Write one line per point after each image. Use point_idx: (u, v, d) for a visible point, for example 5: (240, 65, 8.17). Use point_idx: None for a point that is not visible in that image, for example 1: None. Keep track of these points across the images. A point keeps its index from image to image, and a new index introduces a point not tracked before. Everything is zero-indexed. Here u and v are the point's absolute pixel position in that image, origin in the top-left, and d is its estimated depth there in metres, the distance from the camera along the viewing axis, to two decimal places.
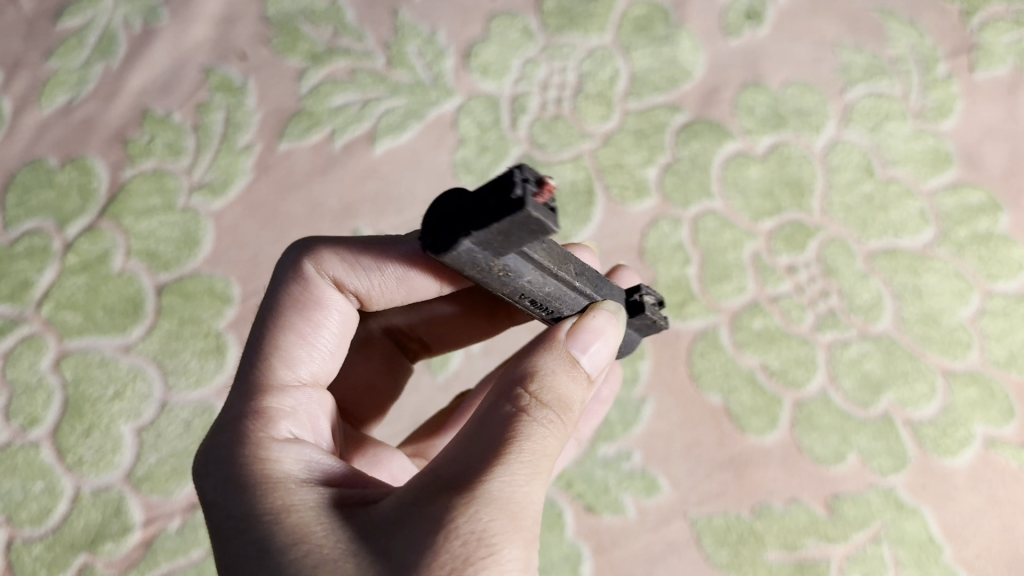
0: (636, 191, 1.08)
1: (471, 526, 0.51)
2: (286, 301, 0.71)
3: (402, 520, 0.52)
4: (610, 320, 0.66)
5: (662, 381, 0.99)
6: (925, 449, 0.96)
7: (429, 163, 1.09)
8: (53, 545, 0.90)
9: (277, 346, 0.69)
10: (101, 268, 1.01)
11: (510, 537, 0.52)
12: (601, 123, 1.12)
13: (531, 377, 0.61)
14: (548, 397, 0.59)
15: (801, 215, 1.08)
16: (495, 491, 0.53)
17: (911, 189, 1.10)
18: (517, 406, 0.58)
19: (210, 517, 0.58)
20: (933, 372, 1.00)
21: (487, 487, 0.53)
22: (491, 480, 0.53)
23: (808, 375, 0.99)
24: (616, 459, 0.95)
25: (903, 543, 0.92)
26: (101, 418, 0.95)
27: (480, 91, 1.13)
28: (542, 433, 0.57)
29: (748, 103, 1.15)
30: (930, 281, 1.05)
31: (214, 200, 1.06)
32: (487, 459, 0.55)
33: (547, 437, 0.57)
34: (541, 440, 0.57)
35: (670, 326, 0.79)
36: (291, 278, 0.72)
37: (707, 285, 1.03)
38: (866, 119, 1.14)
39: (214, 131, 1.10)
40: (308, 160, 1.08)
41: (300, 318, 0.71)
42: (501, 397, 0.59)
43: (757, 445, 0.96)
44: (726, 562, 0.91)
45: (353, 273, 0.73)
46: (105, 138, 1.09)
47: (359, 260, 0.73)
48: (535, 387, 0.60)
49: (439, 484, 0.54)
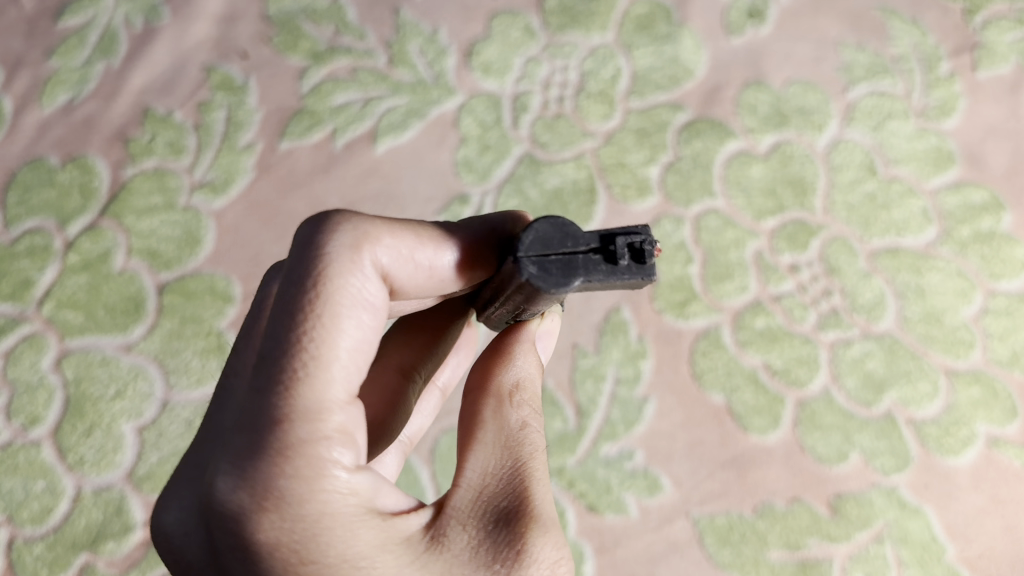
0: (638, 190, 1.08)
1: (553, 554, 0.56)
2: (325, 281, 0.54)
3: (487, 548, 0.55)
4: (554, 323, 0.75)
5: (664, 380, 0.98)
6: (927, 448, 0.96)
7: (430, 162, 1.09)
8: (54, 544, 0.90)
9: (328, 357, 0.52)
10: (103, 267, 1.01)
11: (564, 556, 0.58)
12: (603, 122, 1.12)
13: (520, 384, 0.66)
14: (534, 402, 0.66)
15: (803, 213, 1.08)
16: (548, 512, 0.59)
17: (914, 188, 1.10)
18: (520, 415, 0.65)
19: (281, 561, 0.50)
20: (936, 371, 1.00)
21: (542, 510, 0.58)
22: (541, 501, 0.59)
23: (810, 374, 0.99)
24: (618, 458, 0.94)
25: (906, 543, 0.92)
26: (103, 417, 0.95)
27: (482, 90, 1.13)
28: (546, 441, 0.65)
29: (751, 101, 1.15)
30: (932, 280, 1.05)
31: (215, 199, 1.05)
32: (523, 476, 0.60)
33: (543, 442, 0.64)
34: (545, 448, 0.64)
35: None
36: (343, 259, 0.55)
37: (710, 284, 1.03)
38: (868, 118, 1.14)
39: (215, 130, 1.09)
40: (309, 159, 1.08)
41: (334, 313, 0.53)
42: (503, 404, 0.64)
43: (760, 444, 0.96)
44: (728, 562, 0.91)
45: (395, 257, 0.59)
46: (106, 137, 1.09)
47: (416, 250, 0.61)
48: (525, 392, 0.66)
49: (499, 507, 0.58)
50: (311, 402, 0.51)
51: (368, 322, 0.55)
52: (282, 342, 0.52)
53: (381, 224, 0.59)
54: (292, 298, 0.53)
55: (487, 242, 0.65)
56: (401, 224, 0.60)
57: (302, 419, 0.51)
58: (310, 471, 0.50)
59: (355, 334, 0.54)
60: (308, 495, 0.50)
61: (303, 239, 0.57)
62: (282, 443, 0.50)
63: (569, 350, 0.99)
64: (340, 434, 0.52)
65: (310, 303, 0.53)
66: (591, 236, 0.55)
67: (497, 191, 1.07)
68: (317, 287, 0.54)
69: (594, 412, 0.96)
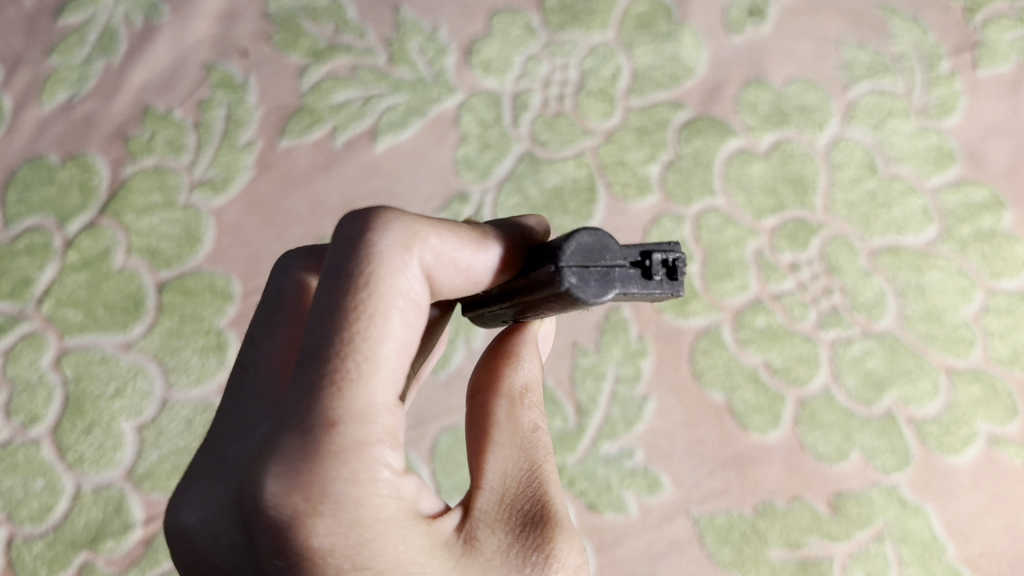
0: (638, 188, 1.08)
1: (575, 560, 0.59)
2: (375, 282, 0.52)
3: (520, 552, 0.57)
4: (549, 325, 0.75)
5: (664, 378, 0.98)
6: (928, 446, 0.96)
7: (430, 160, 1.09)
8: (54, 542, 0.90)
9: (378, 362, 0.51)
10: (102, 265, 1.01)
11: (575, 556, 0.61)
12: (604, 121, 1.12)
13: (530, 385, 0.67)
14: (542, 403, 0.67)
15: (804, 212, 1.07)
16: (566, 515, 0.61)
17: (914, 186, 1.10)
18: (533, 417, 0.65)
19: (332, 567, 0.50)
20: (936, 370, 1.00)
21: (562, 513, 0.60)
22: (559, 503, 0.61)
23: (810, 372, 0.99)
24: (617, 456, 0.94)
25: (906, 542, 0.92)
26: (102, 415, 0.95)
27: (482, 88, 1.13)
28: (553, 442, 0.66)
29: (751, 100, 1.14)
30: (933, 279, 1.05)
31: (215, 197, 1.05)
32: (541, 479, 0.62)
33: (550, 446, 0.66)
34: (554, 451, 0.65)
35: None
36: (390, 258, 0.53)
37: (710, 282, 1.03)
38: (869, 116, 1.14)
39: (215, 128, 1.09)
40: (309, 158, 1.08)
41: (381, 312, 0.52)
42: (517, 404, 0.65)
43: (760, 443, 0.96)
44: (728, 560, 0.91)
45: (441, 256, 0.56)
46: (106, 135, 1.08)
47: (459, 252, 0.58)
48: (535, 393, 0.67)
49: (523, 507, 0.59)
50: (368, 409, 0.50)
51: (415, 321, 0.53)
52: (334, 349, 0.50)
53: (427, 223, 0.56)
54: (340, 301, 0.51)
55: (521, 246, 0.62)
56: (445, 224, 0.57)
57: (362, 426, 0.49)
58: (365, 477, 0.49)
59: (403, 334, 0.52)
60: (362, 502, 0.50)
61: (346, 236, 0.54)
62: (339, 446, 0.49)
63: (569, 349, 0.98)
64: (391, 440, 0.51)
65: (358, 305, 0.51)
66: (629, 250, 0.55)
67: (497, 189, 1.07)
68: (366, 289, 0.52)
69: (594, 411, 0.96)
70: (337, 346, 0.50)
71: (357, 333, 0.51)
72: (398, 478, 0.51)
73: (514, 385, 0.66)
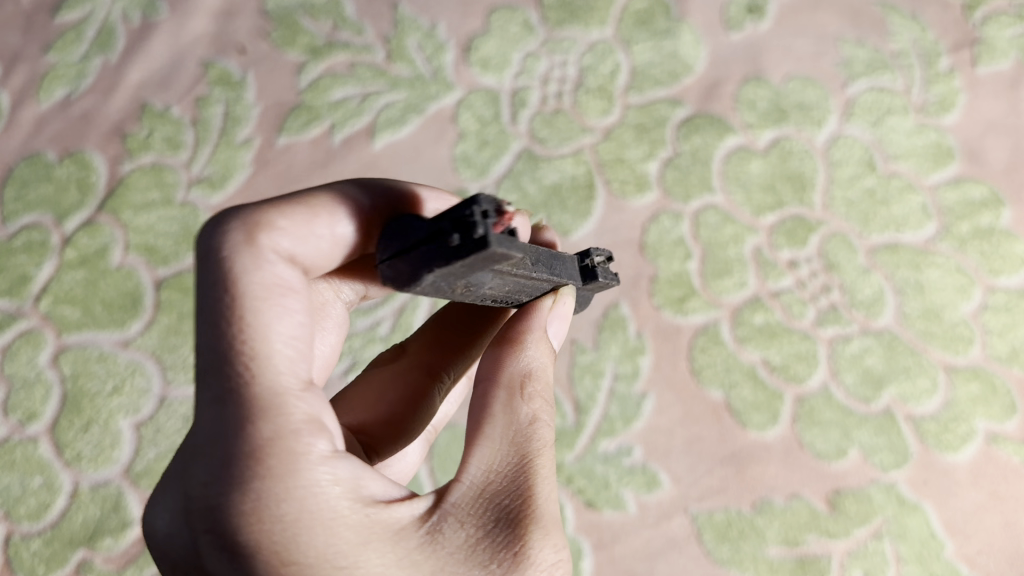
0: (637, 185, 1.08)
1: (556, 556, 0.55)
2: (240, 284, 0.53)
3: (484, 544, 0.54)
4: (568, 304, 0.70)
5: (662, 376, 0.98)
6: (926, 444, 0.96)
7: (429, 157, 1.09)
8: (51, 540, 0.89)
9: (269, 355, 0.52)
10: (100, 262, 1.01)
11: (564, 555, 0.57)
12: (602, 118, 1.12)
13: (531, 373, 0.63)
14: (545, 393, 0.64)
15: (802, 209, 1.07)
16: (549, 512, 0.57)
17: (913, 184, 1.10)
18: (528, 409, 0.61)
19: (262, 563, 0.49)
20: (935, 367, 1.00)
21: (543, 510, 0.57)
22: (544, 501, 0.57)
23: (809, 370, 0.98)
24: (616, 454, 0.94)
25: (905, 539, 0.92)
26: (100, 413, 0.95)
27: (480, 85, 1.13)
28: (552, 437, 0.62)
29: (750, 97, 1.14)
30: (932, 276, 1.04)
31: (213, 194, 1.05)
32: (529, 472, 0.58)
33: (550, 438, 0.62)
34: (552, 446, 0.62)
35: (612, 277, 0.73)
36: (258, 249, 0.55)
37: (709, 280, 1.03)
38: (868, 113, 1.14)
39: (213, 125, 1.09)
40: (307, 155, 1.08)
41: (264, 310, 0.53)
42: (515, 395, 0.62)
43: (758, 440, 0.95)
44: (726, 558, 0.90)
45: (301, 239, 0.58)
46: (103, 132, 1.08)
47: (314, 225, 0.59)
48: (534, 382, 0.63)
49: (502, 501, 0.56)
50: (269, 403, 0.51)
51: (298, 306, 0.56)
52: (223, 346, 0.52)
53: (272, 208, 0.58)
54: (216, 307, 0.53)
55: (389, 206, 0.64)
56: (296, 203, 0.59)
57: (267, 417, 0.50)
58: (288, 471, 0.49)
59: (286, 324, 0.54)
60: (290, 496, 0.49)
61: (204, 251, 0.55)
62: (248, 446, 0.49)
63: (568, 346, 0.98)
64: (310, 426, 0.52)
65: (241, 302, 0.53)
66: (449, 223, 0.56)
67: (496, 186, 1.07)
68: (243, 287, 0.53)
69: (592, 409, 0.96)
70: (226, 345, 0.52)
71: (240, 328, 0.52)
72: (324, 466, 0.51)
73: (512, 376, 0.63)
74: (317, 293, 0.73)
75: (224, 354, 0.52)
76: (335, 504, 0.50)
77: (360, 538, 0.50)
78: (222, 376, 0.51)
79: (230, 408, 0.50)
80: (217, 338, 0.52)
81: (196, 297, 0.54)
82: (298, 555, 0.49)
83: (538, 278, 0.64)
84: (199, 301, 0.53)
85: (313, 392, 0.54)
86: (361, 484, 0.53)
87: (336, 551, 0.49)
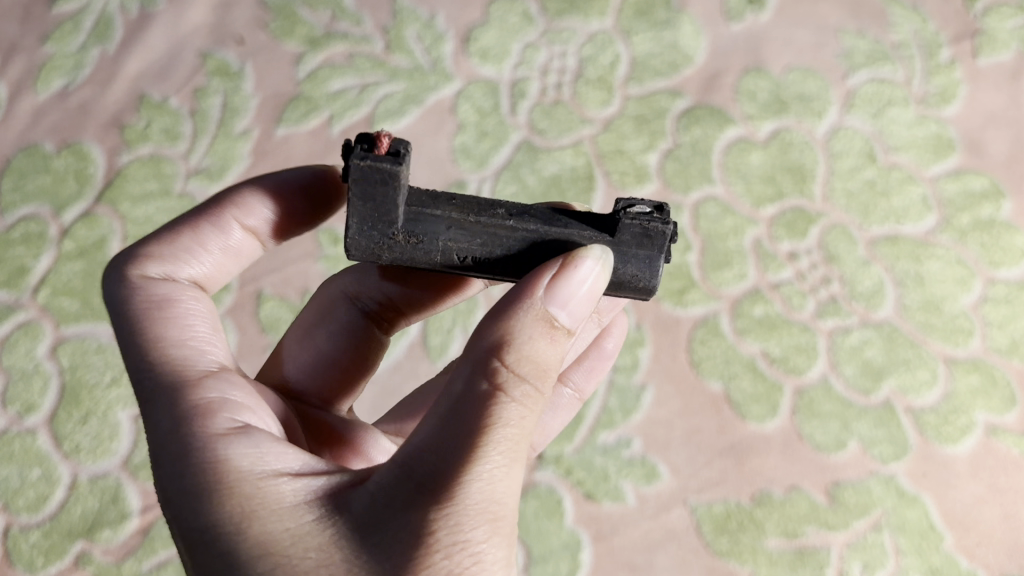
0: (636, 176, 1.08)
1: (452, 539, 0.52)
2: (133, 302, 0.65)
3: (373, 524, 0.53)
4: (592, 267, 0.60)
5: (661, 367, 0.98)
6: (926, 436, 0.96)
7: (428, 149, 1.09)
8: (50, 532, 0.89)
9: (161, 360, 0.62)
10: (98, 254, 1.01)
11: (489, 535, 0.53)
12: (602, 109, 1.12)
13: (505, 346, 0.57)
14: (525, 365, 0.57)
15: (803, 201, 1.07)
16: (474, 498, 0.53)
17: (913, 175, 1.10)
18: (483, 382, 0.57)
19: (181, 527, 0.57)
20: (935, 359, 0.99)
21: (465, 497, 0.53)
22: (469, 488, 0.53)
23: (809, 362, 0.98)
24: (615, 446, 0.94)
25: (904, 531, 0.92)
26: (98, 404, 0.95)
27: (479, 76, 1.12)
28: (519, 414, 0.56)
29: (750, 88, 1.14)
30: (932, 268, 1.04)
31: (211, 185, 1.05)
32: (461, 456, 0.53)
33: (522, 411, 0.56)
34: (520, 420, 0.56)
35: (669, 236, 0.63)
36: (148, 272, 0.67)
37: (709, 272, 1.02)
38: (868, 104, 1.14)
39: (211, 116, 1.09)
40: (305, 145, 1.08)
41: (158, 323, 0.64)
42: (475, 371, 0.56)
43: (757, 432, 0.95)
44: (725, 550, 0.90)
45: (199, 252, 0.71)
46: (101, 123, 1.08)
47: (199, 240, 0.71)
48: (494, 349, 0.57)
49: (412, 478, 0.53)
50: (172, 394, 0.60)
51: (192, 310, 0.66)
52: (140, 355, 0.63)
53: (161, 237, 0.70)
54: (125, 328, 0.65)
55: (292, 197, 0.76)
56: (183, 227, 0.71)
57: (165, 407, 0.60)
58: (182, 451, 0.58)
59: (186, 331, 0.64)
60: (186, 472, 0.57)
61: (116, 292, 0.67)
62: (161, 435, 0.59)
63: None
64: (204, 411, 0.59)
65: (144, 317, 0.64)
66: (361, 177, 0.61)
67: (495, 177, 1.07)
68: (149, 306, 0.65)
69: (592, 401, 0.96)
70: (139, 353, 0.63)
71: (144, 338, 0.63)
72: (217, 444, 0.57)
73: (480, 352, 0.57)
74: (333, 303, 0.83)
75: (138, 361, 0.62)
76: (230, 475, 0.56)
77: (245, 509, 0.55)
78: (141, 378, 0.62)
79: (147, 402, 0.61)
80: (132, 349, 0.63)
81: (116, 324, 0.66)
82: (198, 524, 0.56)
83: (520, 228, 0.62)
84: (117, 325, 0.65)
85: (224, 379, 0.62)
86: (269, 460, 0.57)
87: (221, 521, 0.55)
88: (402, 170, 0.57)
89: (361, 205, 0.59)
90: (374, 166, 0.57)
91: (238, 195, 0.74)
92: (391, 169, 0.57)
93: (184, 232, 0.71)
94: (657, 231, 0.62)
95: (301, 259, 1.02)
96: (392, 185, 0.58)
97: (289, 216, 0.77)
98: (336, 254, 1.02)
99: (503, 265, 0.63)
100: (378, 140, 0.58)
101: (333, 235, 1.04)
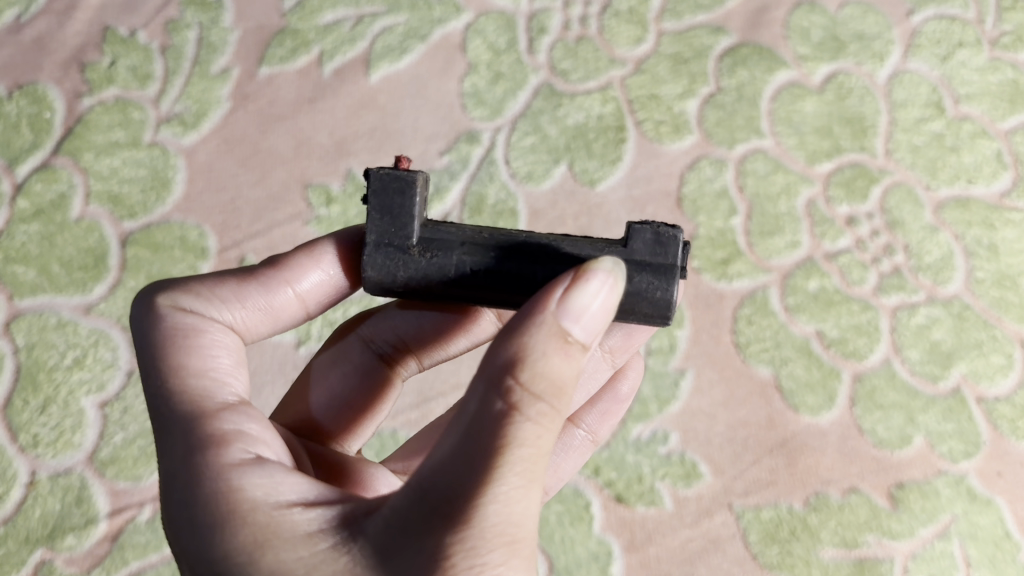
0: (674, 127, 0.94)
1: (468, 564, 0.41)
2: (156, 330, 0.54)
3: (382, 553, 0.42)
4: (603, 284, 0.47)
5: (702, 351, 0.86)
6: (1000, 431, 0.85)
7: (434, 92, 0.95)
8: (6, 538, 0.78)
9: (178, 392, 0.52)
10: (57, 215, 0.88)
11: (508, 560, 0.42)
12: (634, 47, 0.98)
13: (518, 358, 0.44)
14: (543, 376, 0.44)
15: (863, 156, 0.94)
16: (489, 523, 0.41)
17: (987, 129, 0.97)
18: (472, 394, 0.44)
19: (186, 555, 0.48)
20: (1011, 342, 0.88)
21: (479, 526, 0.41)
22: (485, 517, 0.41)
23: (870, 345, 0.86)
24: (650, 441, 0.83)
25: (976, 540, 0.81)
26: (59, 391, 0.83)
27: (493, 7, 0.98)
28: (536, 435, 0.43)
29: (803, 25, 1.00)
30: (1007, 236, 0.92)
31: (186, 134, 0.91)
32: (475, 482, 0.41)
33: (541, 426, 0.43)
34: (539, 441, 0.43)
35: (679, 247, 0.52)
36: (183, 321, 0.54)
37: (756, 240, 0.90)
38: (936, 45, 1.00)
39: (186, 53, 0.94)
40: (293, 88, 0.94)
41: (178, 352, 0.53)
42: (487, 386, 0.44)
43: (811, 425, 0.84)
44: (775, 561, 0.80)
45: (241, 307, 0.58)
46: (59, 60, 0.93)
47: (244, 293, 0.58)
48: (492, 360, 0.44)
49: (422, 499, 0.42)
50: (187, 424, 0.50)
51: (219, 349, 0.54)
52: (155, 376, 0.52)
53: (199, 279, 0.58)
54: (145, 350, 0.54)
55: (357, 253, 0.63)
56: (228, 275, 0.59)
57: (179, 437, 0.49)
58: (191, 480, 0.47)
59: (208, 360, 0.53)
60: (195, 503, 0.47)
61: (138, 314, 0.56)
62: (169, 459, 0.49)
63: None
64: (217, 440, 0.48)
65: (164, 343, 0.53)
66: None
67: (512, 126, 0.93)
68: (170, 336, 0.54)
69: None
70: (157, 377, 0.52)
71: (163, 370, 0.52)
72: (228, 473, 0.47)
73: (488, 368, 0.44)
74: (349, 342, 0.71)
75: (154, 385, 0.52)
76: (241, 506, 0.45)
77: (257, 537, 0.44)
78: (155, 407, 0.52)
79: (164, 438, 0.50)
80: (147, 377, 0.53)
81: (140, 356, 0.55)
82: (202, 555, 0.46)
83: (541, 243, 0.52)
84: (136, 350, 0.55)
85: (245, 409, 0.52)
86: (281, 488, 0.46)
87: (233, 550, 0.45)
88: (419, 175, 0.52)
89: (376, 215, 0.52)
90: (392, 171, 0.52)
91: (307, 248, 0.61)
92: (407, 176, 0.52)
93: (223, 276, 0.59)
94: (670, 236, 0.51)
95: (289, 221, 0.89)
96: (410, 191, 0.52)
97: (342, 284, 0.63)
98: (329, 215, 0.89)
99: (517, 281, 0.51)
100: (397, 160, 0.54)
101: (326, 193, 0.90)
